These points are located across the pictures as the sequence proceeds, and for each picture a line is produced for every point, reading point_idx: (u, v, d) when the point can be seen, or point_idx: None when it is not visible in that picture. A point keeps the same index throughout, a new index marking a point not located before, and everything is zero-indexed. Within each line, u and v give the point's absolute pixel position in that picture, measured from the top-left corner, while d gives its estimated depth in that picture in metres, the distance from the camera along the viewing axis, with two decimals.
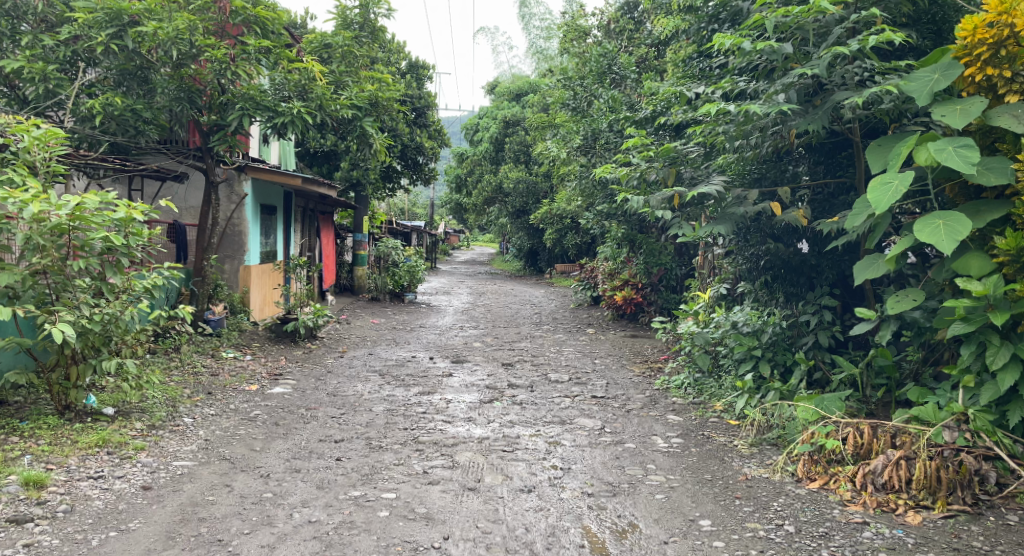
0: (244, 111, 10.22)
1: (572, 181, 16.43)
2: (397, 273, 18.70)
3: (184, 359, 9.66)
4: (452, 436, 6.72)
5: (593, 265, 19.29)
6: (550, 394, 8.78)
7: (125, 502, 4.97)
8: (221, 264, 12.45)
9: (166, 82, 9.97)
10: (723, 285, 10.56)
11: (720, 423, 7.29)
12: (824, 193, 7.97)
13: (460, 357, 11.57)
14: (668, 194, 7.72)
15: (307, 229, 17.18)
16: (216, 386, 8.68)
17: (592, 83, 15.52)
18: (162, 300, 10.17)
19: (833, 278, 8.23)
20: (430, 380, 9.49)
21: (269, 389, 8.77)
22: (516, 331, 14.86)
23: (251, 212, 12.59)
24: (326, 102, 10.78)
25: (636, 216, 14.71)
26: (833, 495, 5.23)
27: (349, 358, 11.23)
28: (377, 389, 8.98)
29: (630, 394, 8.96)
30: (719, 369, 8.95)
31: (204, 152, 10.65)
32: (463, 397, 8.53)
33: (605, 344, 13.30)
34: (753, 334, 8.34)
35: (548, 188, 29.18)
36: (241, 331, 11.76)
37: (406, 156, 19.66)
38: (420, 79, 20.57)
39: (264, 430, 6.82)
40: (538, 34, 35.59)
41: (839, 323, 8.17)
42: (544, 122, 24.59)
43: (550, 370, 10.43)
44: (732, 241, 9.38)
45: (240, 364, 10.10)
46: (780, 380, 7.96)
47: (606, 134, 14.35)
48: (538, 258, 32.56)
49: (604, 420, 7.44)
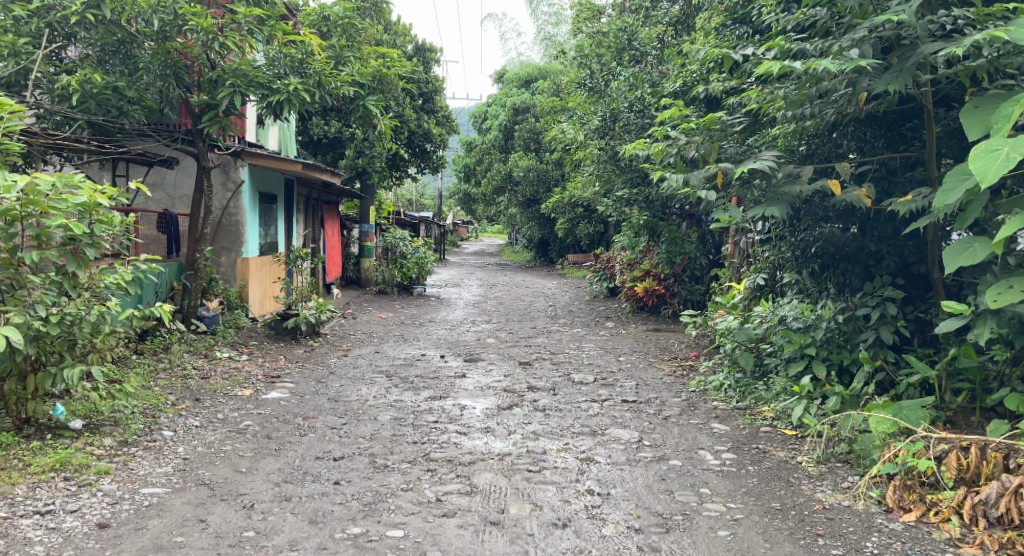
0: (236, 88, 9.30)
1: (588, 166, 15.48)
2: (405, 265, 17.85)
3: (173, 361, 8.81)
4: (468, 452, 5.83)
5: (610, 254, 18.34)
6: (575, 398, 7.88)
7: (74, 547, 4.13)
8: (217, 256, 11.59)
9: (149, 58, 9.11)
10: (760, 277, 9.69)
11: (775, 434, 6.40)
12: (887, 170, 7.19)
13: (473, 355, 10.68)
14: (711, 171, 6.78)
15: (310, 219, 16.29)
16: (205, 391, 7.80)
17: (610, 61, 14.58)
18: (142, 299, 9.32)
19: (895, 266, 7.38)
20: (441, 383, 8.60)
21: (264, 394, 7.89)
22: (531, 326, 13.94)
23: (248, 200, 11.72)
24: (326, 78, 9.85)
25: (659, 203, 13.77)
26: (939, 532, 4.41)
27: (354, 358, 10.35)
28: (384, 393, 8.10)
29: (665, 397, 8.06)
30: (763, 369, 8.08)
31: (195, 135, 9.80)
32: (478, 402, 7.65)
33: (629, 339, 12.39)
34: (804, 331, 7.48)
35: (559, 176, 28.22)
36: (238, 328, 10.91)
37: (413, 143, 18.75)
38: (427, 63, 19.64)
39: (252, 446, 5.90)
40: (546, 20, 34.60)
41: (903, 317, 7.27)
42: (555, 107, 23.64)
43: (573, 370, 9.52)
44: (777, 225, 8.45)
45: (233, 365, 9.23)
46: (837, 382, 7.09)
47: (627, 114, 13.40)
48: (549, 248, 31.60)
49: (641, 431, 6.53)
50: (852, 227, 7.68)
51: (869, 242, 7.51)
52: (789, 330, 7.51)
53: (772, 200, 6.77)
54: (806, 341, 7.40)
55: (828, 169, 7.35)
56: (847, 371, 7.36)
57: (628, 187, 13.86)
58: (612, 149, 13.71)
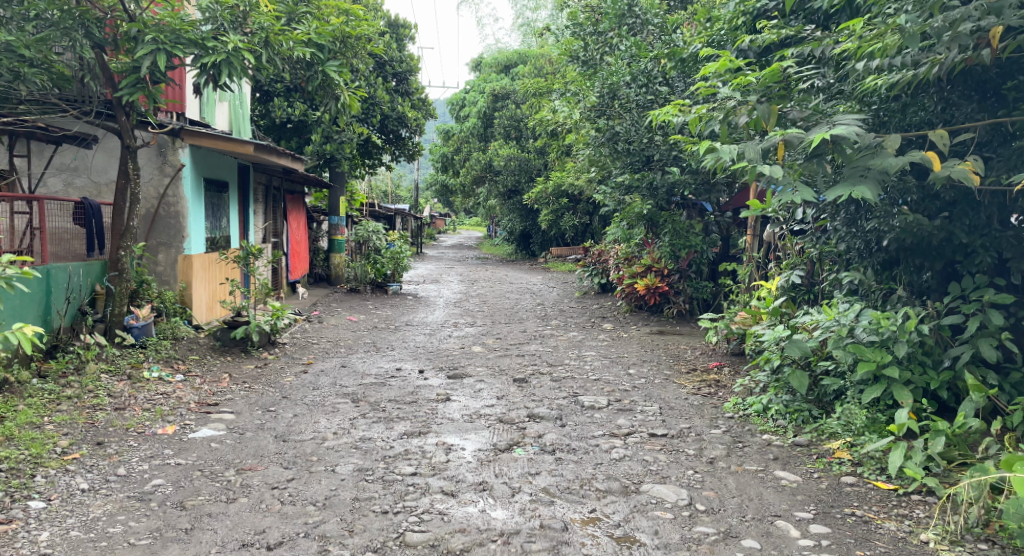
0: (158, 45, 7.70)
1: (582, 149, 13.73)
2: (379, 261, 16.19)
3: (83, 388, 7.20)
4: (462, 530, 4.26)
5: (601, 247, 16.68)
6: (588, 431, 6.25)
7: None
8: (153, 254, 9.81)
9: (47, 5, 7.57)
10: (795, 274, 8.06)
11: (867, 490, 4.75)
12: (994, 139, 5.59)
13: (457, 369, 9.00)
14: (772, 142, 5.22)
15: (271, 211, 14.44)
16: (112, 430, 6.09)
17: (608, 29, 12.61)
18: (37, 313, 7.82)
19: (991, 264, 5.84)
20: (421, 412, 6.89)
21: (192, 432, 6.18)
22: (520, 329, 12.26)
23: (191, 186, 9.92)
24: (274, 36, 8.34)
25: (664, 191, 11.85)
26: None
27: (315, 375, 8.63)
28: (347, 429, 6.38)
29: (700, 427, 6.42)
30: (822, 390, 6.36)
31: (115, 107, 8.27)
32: (466, 440, 5.98)
33: (633, 345, 10.82)
34: (880, 347, 5.76)
35: (542, 166, 26.55)
36: (176, 339, 9.17)
37: (386, 128, 16.90)
38: (400, 40, 17.76)
39: (155, 525, 4.28)
40: (525, 5, 32.86)
41: (1008, 327, 5.74)
42: (538, 91, 21.84)
43: (579, 390, 7.84)
44: (834, 213, 6.81)
45: (161, 391, 7.49)
46: (930, 413, 5.54)
47: (627, 90, 11.70)
48: (530, 241, 29.88)
49: (687, 487, 4.87)
50: (939, 213, 6.07)
51: (959, 231, 5.90)
52: (859, 346, 5.77)
53: (853, 179, 5.17)
54: (884, 360, 5.69)
55: (914, 141, 5.71)
56: (934, 395, 5.79)
57: (628, 173, 11.96)
58: (610, 130, 11.82)
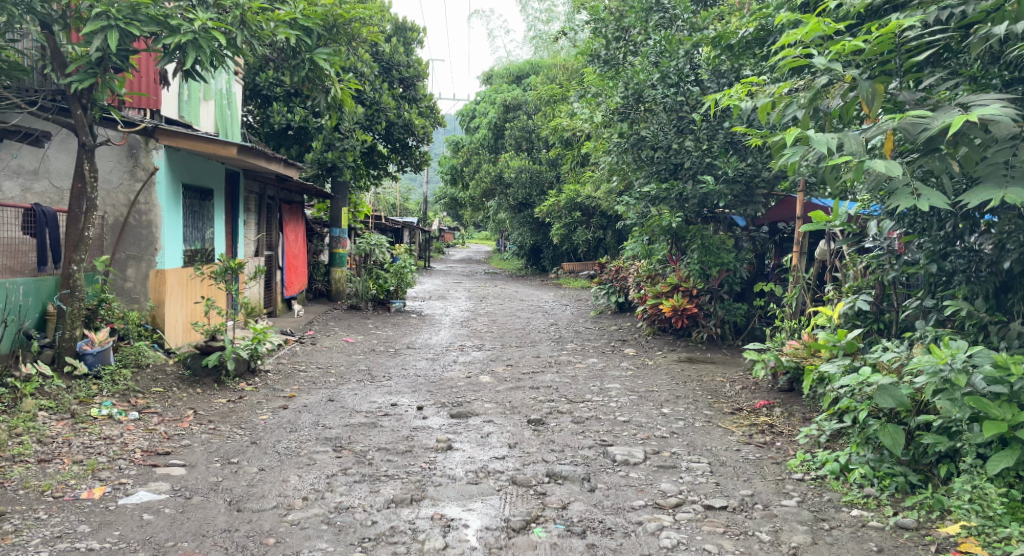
0: (111, 21, 6.46)
1: (602, 157, 12.39)
2: (381, 276, 14.93)
3: (8, 432, 5.91)
4: None
5: (619, 263, 15.30)
6: (624, 499, 4.94)
7: None
8: (121, 269, 8.56)
9: None
10: (861, 298, 6.54)
11: None
12: None
13: (461, 406, 7.66)
14: (882, 130, 4.11)
15: (264, 222, 13.19)
16: (23, 495, 4.81)
17: (632, 25, 11.13)
18: None
19: None
20: (415, 467, 5.57)
21: (128, 495, 4.90)
22: (532, 355, 10.90)
23: (165, 193, 8.70)
24: (252, 15, 7.05)
25: (695, 201, 10.44)
26: None
27: (295, 413, 7.34)
28: (322, 492, 5.07)
29: (768, 495, 5.04)
30: (920, 449, 4.99)
31: (68, 97, 7.01)
32: (472, 512, 4.69)
33: (662, 375, 9.48)
34: (1010, 402, 4.47)
35: (554, 179, 25.25)
36: (139, 366, 7.89)
37: (390, 135, 15.63)
38: (408, 44, 16.40)
39: None
40: (538, 17, 31.72)
41: None
42: (553, 99, 20.54)
43: (608, 437, 6.50)
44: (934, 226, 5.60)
45: (105, 434, 6.19)
46: None
47: (655, 91, 10.33)
48: (541, 255, 28.47)
49: None
50: None
51: None
52: (980, 399, 4.49)
53: (996, 180, 3.97)
54: (1017, 419, 4.42)
55: None
56: None
57: (653, 183, 10.63)
58: (635, 134, 10.46)
